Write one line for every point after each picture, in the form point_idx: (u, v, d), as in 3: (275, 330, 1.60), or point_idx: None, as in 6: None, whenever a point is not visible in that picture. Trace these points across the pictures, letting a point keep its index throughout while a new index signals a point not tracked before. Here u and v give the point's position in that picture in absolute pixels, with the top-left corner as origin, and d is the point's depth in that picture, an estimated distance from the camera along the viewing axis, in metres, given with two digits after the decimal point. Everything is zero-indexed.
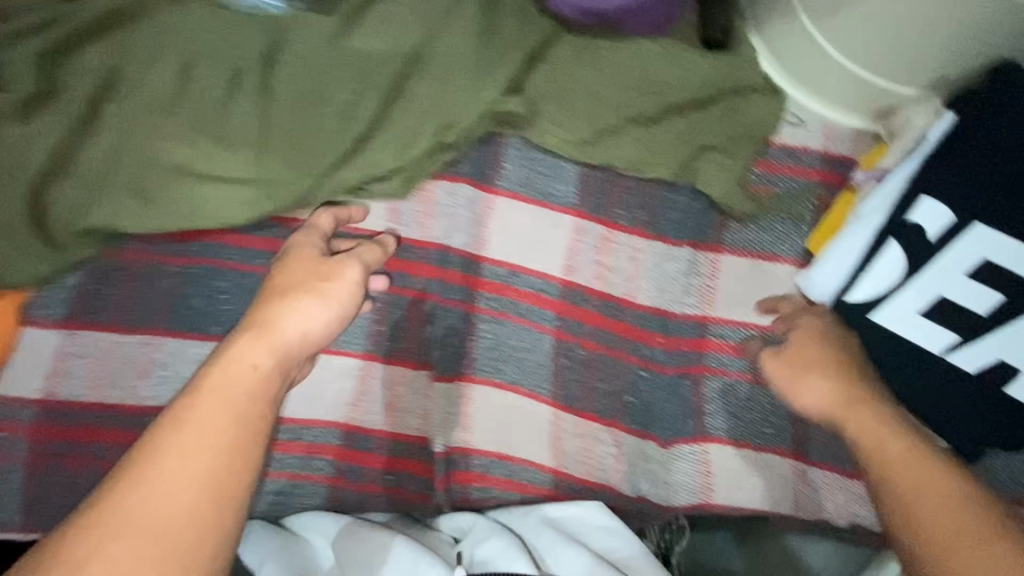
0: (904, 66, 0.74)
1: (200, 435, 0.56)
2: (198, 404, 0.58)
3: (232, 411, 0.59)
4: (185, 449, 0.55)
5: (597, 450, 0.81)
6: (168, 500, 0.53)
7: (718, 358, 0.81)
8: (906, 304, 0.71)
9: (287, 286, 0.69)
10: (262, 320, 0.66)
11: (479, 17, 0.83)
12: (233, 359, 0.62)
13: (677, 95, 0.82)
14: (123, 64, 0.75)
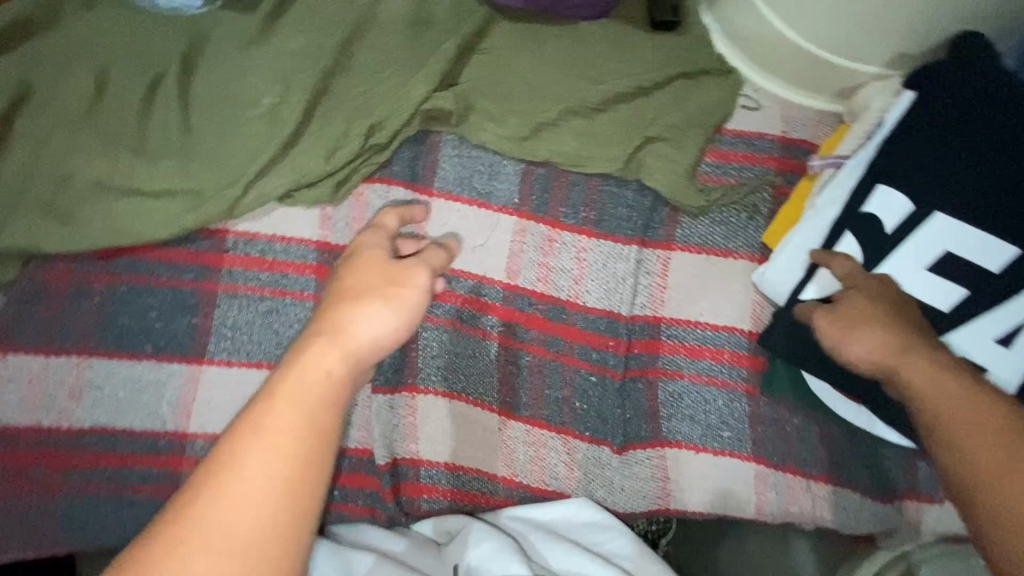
0: (855, 42, 0.69)
1: (282, 444, 0.46)
2: (275, 411, 0.48)
3: (312, 420, 0.48)
4: (258, 464, 0.45)
5: (549, 459, 0.78)
6: (223, 526, 0.43)
7: (673, 361, 0.77)
8: None
9: (356, 290, 0.58)
10: (336, 321, 0.55)
11: (407, 10, 0.79)
12: (318, 360, 0.51)
13: (623, 82, 0.77)
14: (36, 79, 0.73)
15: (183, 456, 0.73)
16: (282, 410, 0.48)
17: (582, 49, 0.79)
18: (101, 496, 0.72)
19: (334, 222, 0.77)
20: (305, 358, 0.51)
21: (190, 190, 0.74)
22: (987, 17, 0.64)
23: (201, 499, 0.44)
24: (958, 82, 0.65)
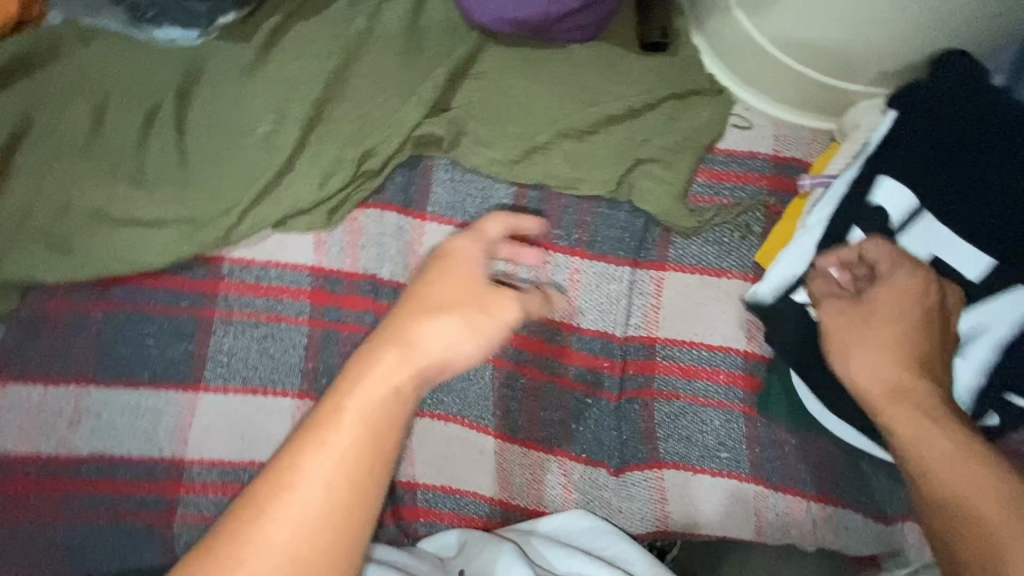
0: (842, 62, 0.70)
1: (333, 461, 0.45)
2: (332, 423, 0.46)
3: (370, 438, 0.46)
4: (328, 467, 0.44)
5: (546, 481, 0.77)
6: (281, 544, 0.43)
7: (667, 382, 0.76)
8: None
9: (436, 303, 0.51)
10: (409, 331, 0.49)
11: (399, 38, 0.81)
12: (381, 371, 0.47)
13: (613, 104, 0.78)
14: (38, 112, 0.74)
15: (181, 482, 0.73)
16: (342, 426, 0.46)
17: (571, 71, 0.80)
18: (98, 523, 0.71)
19: (328, 247, 0.78)
20: (374, 372, 0.47)
21: (187, 217, 0.75)
22: (971, 36, 0.64)
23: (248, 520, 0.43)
24: (944, 97, 0.65)
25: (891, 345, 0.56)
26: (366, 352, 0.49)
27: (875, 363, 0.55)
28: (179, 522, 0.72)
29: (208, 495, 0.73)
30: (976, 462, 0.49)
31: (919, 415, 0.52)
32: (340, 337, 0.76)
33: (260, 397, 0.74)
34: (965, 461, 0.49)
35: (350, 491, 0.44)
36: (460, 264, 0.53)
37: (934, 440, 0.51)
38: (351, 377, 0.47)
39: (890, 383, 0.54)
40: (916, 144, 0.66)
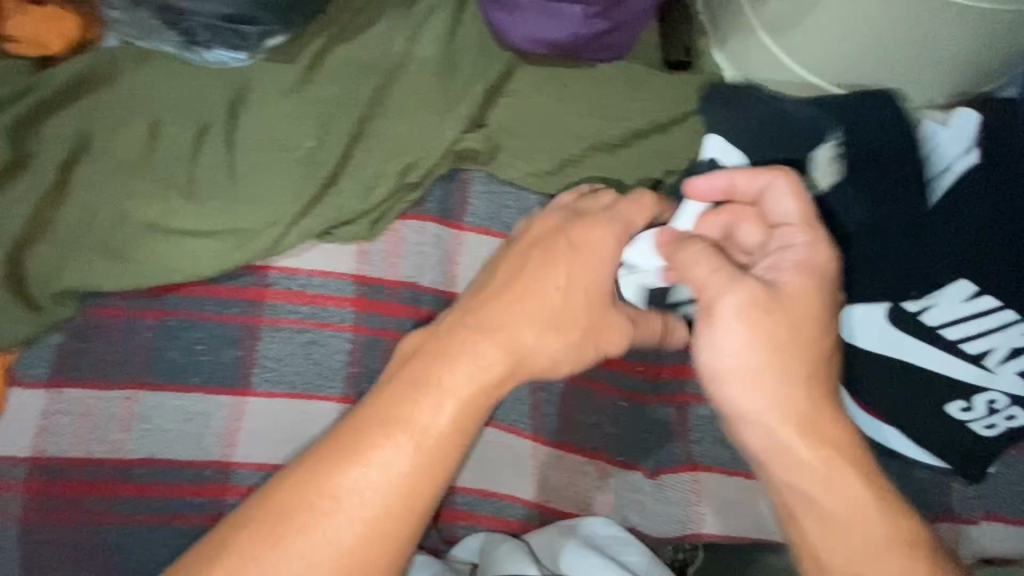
0: (868, 76, 0.73)
1: (406, 450, 0.53)
2: (421, 410, 0.54)
3: (457, 420, 0.54)
4: (406, 446, 0.53)
5: (583, 484, 0.79)
6: (361, 509, 0.51)
7: (698, 385, 0.80)
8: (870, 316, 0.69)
9: (562, 308, 0.59)
10: (508, 324, 0.58)
11: (437, 57, 0.85)
12: (473, 362, 0.56)
13: (641, 120, 0.82)
14: (95, 128, 0.77)
15: (229, 484, 0.75)
16: (412, 424, 0.53)
17: (602, 87, 0.83)
18: (149, 526, 0.73)
19: (370, 257, 0.81)
20: (456, 367, 0.56)
21: (237, 229, 0.78)
22: (996, 52, 0.67)
23: (299, 506, 0.51)
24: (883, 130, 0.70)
25: (781, 374, 0.56)
26: (448, 348, 0.57)
27: (761, 399, 0.56)
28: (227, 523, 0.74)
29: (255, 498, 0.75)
30: (835, 489, 0.55)
31: (795, 452, 0.56)
32: (383, 343, 0.79)
33: (306, 402, 0.77)
34: (822, 493, 0.55)
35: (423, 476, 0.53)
36: (583, 271, 0.60)
37: (799, 471, 0.56)
38: (447, 365, 0.56)
39: (780, 418, 0.56)
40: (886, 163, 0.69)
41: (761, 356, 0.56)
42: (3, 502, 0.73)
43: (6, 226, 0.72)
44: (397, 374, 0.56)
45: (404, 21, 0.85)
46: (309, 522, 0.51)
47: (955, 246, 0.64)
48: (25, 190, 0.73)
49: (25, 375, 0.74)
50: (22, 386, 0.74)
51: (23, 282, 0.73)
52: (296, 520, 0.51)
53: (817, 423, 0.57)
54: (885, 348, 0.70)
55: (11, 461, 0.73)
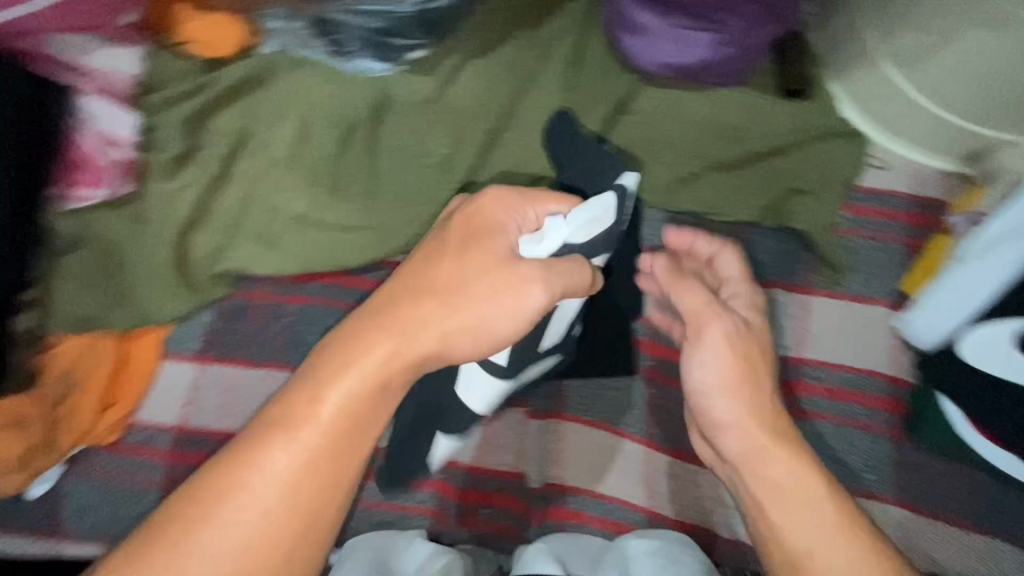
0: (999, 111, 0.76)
1: (316, 432, 0.52)
2: (306, 403, 0.53)
3: (369, 414, 0.54)
4: (282, 455, 0.51)
5: (691, 492, 0.82)
6: (266, 509, 0.50)
7: (814, 401, 0.80)
8: (991, 341, 0.69)
9: (435, 289, 0.56)
10: (417, 316, 0.55)
11: (566, 76, 0.89)
12: (400, 334, 0.54)
13: (759, 142, 0.84)
14: (252, 125, 0.83)
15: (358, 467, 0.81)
16: (324, 403, 0.52)
17: (723, 110, 0.85)
18: None
19: None
20: (333, 374, 0.53)
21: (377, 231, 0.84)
22: None
23: (244, 472, 0.51)
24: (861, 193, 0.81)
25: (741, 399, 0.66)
26: (380, 329, 0.54)
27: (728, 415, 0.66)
28: (355, 505, 0.81)
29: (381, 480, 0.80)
30: (827, 514, 0.58)
31: (769, 465, 0.62)
32: None
33: None
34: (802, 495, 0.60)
35: (325, 452, 0.52)
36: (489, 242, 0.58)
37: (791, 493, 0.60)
38: (343, 351, 0.54)
39: (752, 436, 0.64)
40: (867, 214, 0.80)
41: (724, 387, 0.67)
42: (147, 468, 0.78)
43: (171, 210, 0.77)
44: (321, 359, 0.54)
45: (536, 37, 0.89)
46: (229, 493, 0.50)
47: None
48: (192, 178, 0.78)
49: (176, 349, 0.81)
50: (174, 360, 0.80)
51: (182, 262, 0.78)
52: (223, 481, 0.51)
53: (777, 443, 0.63)
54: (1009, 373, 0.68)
55: (158, 429, 0.78)
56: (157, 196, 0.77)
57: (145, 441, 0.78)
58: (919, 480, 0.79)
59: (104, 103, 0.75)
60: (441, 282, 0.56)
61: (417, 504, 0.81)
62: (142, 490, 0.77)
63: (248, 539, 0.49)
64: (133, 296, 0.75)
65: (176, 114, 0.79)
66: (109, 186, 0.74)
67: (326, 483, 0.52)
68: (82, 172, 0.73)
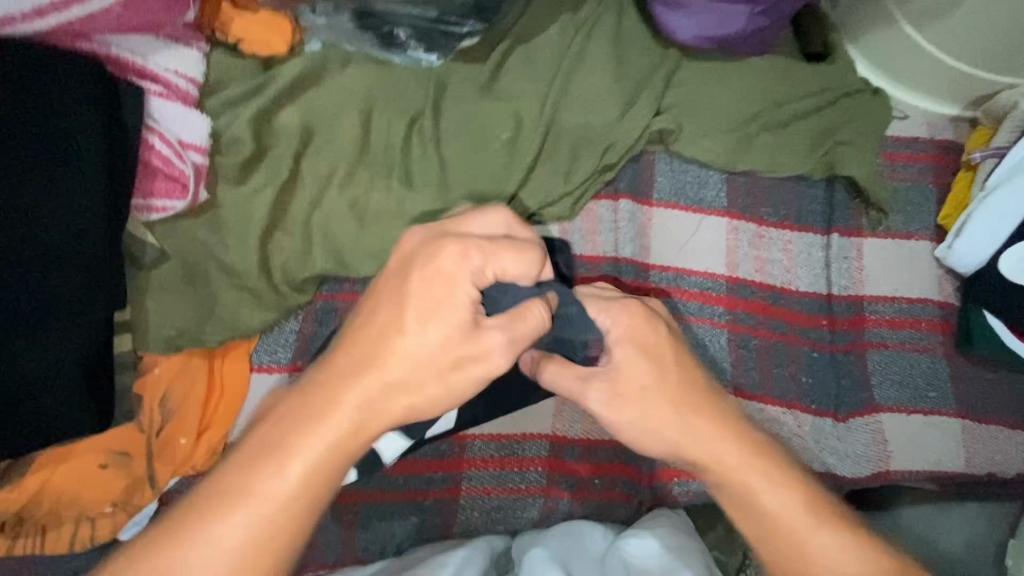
0: (1007, 60, 0.86)
1: (283, 494, 0.50)
2: (348, 385, 0.52)
3: (440, 393, 0.52)
4: (309, 444, 0.51)
5: (782, 432, 0.85)
6: (266, 511, 0.49)
7: (877, 333, 0.88)
8: (975, 243, 0.84)
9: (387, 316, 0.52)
10: (460, 270, 0.52)
11: (613, 51, 0.91)
12: (380, 344, 0.52)
13: (802, 103, 0.91)
14: (315, 123, 0.80)
15: (464, 458, 0.79)
16: (342, 402, 0.51)
17: (759, 77, 0.92)
18: (396, 503, 0.77)
19: (572, 233, 0.87)
20: (358, 358, 0.52)
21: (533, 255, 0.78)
22: None
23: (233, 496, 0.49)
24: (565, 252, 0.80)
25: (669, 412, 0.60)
26: (346, 366, 0.52)
27: (667, 434, 0.61)
28: (466, 496, 0.79)
29: (490, 469, 0.80)
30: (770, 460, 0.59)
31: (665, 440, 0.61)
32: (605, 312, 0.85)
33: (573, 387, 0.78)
34: (749, 492, 0.60)
35: (287, 495, 0.49)
36: (519, 339, 0.53)
37: (732, 496, 0.60)
38: (415, 333, 0.52)
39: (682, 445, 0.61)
40: (696, 170, 0.91)
41: (634, 416, 0.61)
42: None
43: (251, 216, 0.75)
44: (379, 293, 0.54)
45: (579, 18, 0.92)
46: (224, 502, 0.49)
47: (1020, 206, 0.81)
48: (265, 184, 0.76)
49: (264, 360, 0.75)
50: (264, 372, 0.75)
51: (268, 267, 0.75)
52: (180, 532, 0.49)
53: (709, 443, 0.60)
54: (1013, 274, 0.82)
55: None
56: (232, 203, 0.75)
57: None
58: (971, 388, 0.87)
59: (172, 106, 0.71)
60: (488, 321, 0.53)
61: (529, 485, 0.80)
62: None
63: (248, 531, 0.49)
64: (220, 308, 0.73)
65: (243, 117, 0.77)
66: (183, 193, 0.71)
67: (309, 493, 0.50)
68: (156, 179, 0.71)
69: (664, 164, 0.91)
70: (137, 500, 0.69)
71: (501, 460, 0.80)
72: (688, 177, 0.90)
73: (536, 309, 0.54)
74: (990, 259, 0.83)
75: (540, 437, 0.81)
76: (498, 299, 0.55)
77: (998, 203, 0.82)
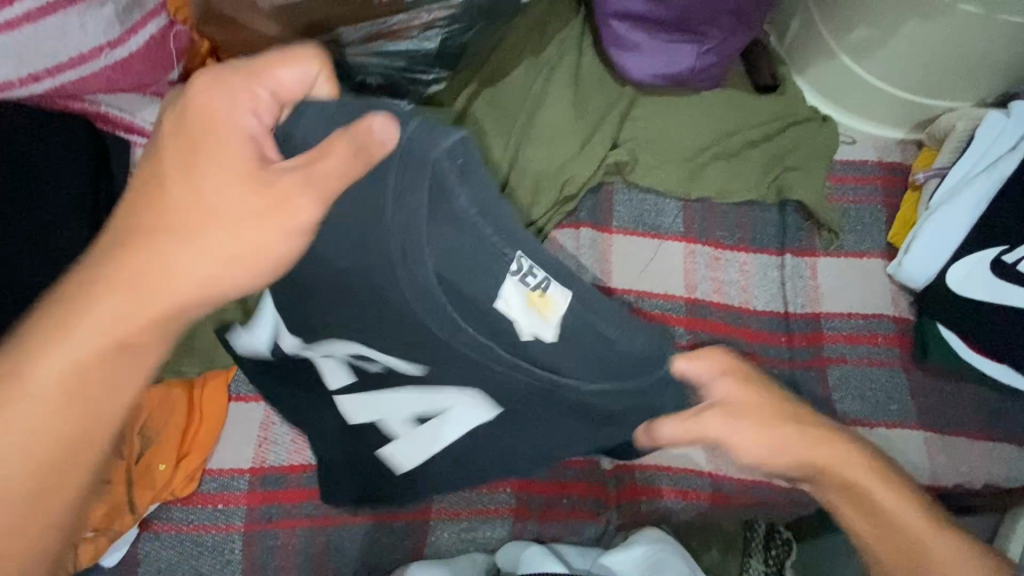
0: (942, 87, 0.91)
1: (60, 382, 0.46)
2: (140, 260, 0.47)
3: (229, 265, 0.48)
4: (90, 330, 0.46)
5: None
6: (48, 405, 0.46)
7: (836, 349, 0.90)
8: (922, 258, 0.87)
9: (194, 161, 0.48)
10: (239, 89, 0.48)
11: (571, 90, 0.98)
12: (176, 216, 0.48)
13: (752, 132, 0.96)
14: None
15: None
16: (125, 277, 0.47)
17: (711, 110, 0.98)
18: (368, 526, 0.79)
19: None
20: (155, 219, 0.48)
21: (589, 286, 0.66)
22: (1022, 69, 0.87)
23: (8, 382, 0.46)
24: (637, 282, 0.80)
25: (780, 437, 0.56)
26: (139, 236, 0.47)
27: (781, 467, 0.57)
28: (436, 517, 0.81)
29: (459, 491, 0.82)
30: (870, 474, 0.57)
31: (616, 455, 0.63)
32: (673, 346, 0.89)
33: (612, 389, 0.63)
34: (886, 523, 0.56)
35: (73, 383, 0.46)
36: (320, 172, 0.45)
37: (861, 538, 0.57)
38: (213, 194, 0.48)
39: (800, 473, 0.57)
40: (653, 199, 0.96)
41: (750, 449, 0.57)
42: (225, 515, 0.76)
43: None
44: (180, 127, 0.49)
45: (539, 62, 0.99)
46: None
47: (962, 223, 0.85)
48: None
49: (242, 390, 0.80)
50: (241, 401, 0.80)
51: None
52: None
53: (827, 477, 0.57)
54: (959, 286, 0.84)
55: (234, 473, 0.77)
56: None
57: (223, 488, 0.77)
58: (932, 401, 0.88)
59: None
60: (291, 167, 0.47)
61: (498, 506, 0.82)
62: (222, 538, 0.76)
63: (33, 428, 0.46)
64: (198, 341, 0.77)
65: None
66: None
67: (104, 388, 0.47)
68: None
69: (624, 193, 0.96)
70: (117, 527, 0.72)
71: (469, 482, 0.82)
72: (645, 205, 0.95)
73: (376, 118, 0.43)
74: (938, 274, 0.86)
75: None
76: (297, 124, 0.49)
77: (941, 220, 0.86)
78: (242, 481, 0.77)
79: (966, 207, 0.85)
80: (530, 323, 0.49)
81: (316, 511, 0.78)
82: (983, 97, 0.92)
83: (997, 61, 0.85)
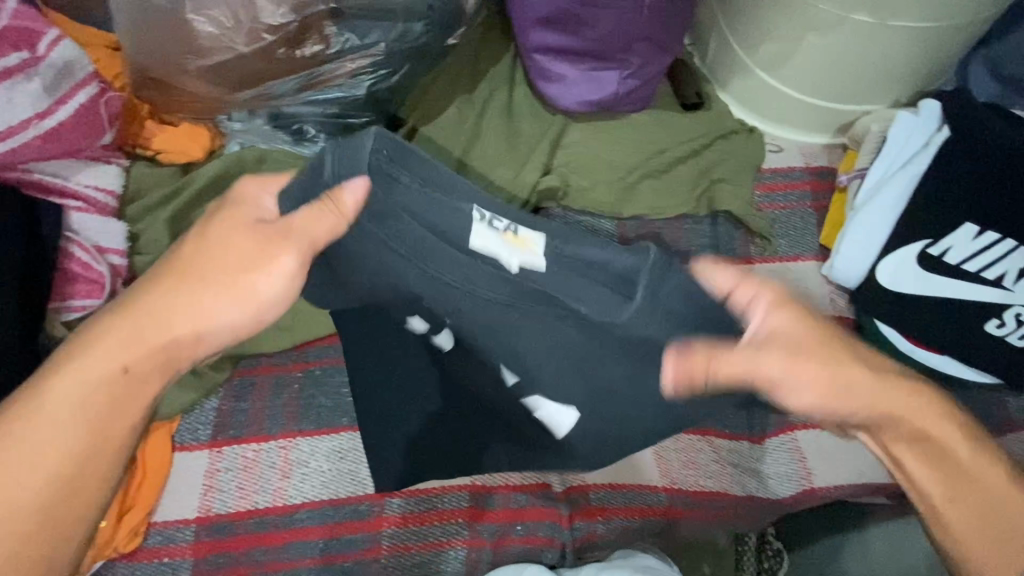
0: (855, 92, 0.94)
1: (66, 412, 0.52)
2: (157, 316, 0.53)
3: (214, 313, 0.54)
4: (97, 369, 0.53)
5: (699, 459, 0.88)
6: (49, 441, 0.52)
7: None
8: (850, 259, 0.89)
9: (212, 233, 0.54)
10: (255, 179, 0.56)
11: (504, 122, 1.01)
12: (191, 282, 0.54)
13: (680, 148, 0.99)
14: None
15: (383, 517, 0.81)
16: (131, 330, 0.53)
17: (640, 130, 1.01)
18: (318, 569, 0.78)
19: None
20: (172, 280, 0.54)
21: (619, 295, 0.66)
22: (927, 70, 0.90)
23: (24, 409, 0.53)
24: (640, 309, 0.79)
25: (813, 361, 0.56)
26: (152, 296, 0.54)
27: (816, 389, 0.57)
28: (386, 555, 0.80)
29: (410, 526, 0.82)
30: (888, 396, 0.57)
31: None
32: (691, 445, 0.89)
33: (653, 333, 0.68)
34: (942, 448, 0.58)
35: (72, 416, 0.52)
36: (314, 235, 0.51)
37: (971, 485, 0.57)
38: (200, 254, 0.54)
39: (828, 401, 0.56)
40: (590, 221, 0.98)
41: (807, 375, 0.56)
42: (170, 569, 0.76)
43: None
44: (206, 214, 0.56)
45: (472, 98, 1.03)
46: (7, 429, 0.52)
47: (885, 220, 0.87)
48: None
49: (186, 439, 0.81)
50: (186, 450, 0.80)
51: None
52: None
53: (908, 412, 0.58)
54: (890, 283, 0.86)
55: (179, 524, 0.77)
56: None
57: (167, 541, 0.77)
58: None
59: (90, 217, 0.81)
60: (279, 227, 0.53)
61: (451, 538, 0.82)
62: None
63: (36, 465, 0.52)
64: None
65: (160, 219, 0.87)
66: (101, 292, 0.79)
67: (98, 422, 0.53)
68: (75, 283, 0.79)
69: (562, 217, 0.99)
70: None
71: (420, 516, 0.82)
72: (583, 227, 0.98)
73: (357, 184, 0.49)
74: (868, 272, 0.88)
75: (459, 488, 0.83)
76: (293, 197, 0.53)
77: (865, 219, 0.88)
78: (187, 532, 0.77)
79: (886, 205, 0.87)
80: (492, 244, 0.52)
81: (263, 557, 0.78)
82: (897, 98, 0.96)
83: (902, 64, 0.88)
